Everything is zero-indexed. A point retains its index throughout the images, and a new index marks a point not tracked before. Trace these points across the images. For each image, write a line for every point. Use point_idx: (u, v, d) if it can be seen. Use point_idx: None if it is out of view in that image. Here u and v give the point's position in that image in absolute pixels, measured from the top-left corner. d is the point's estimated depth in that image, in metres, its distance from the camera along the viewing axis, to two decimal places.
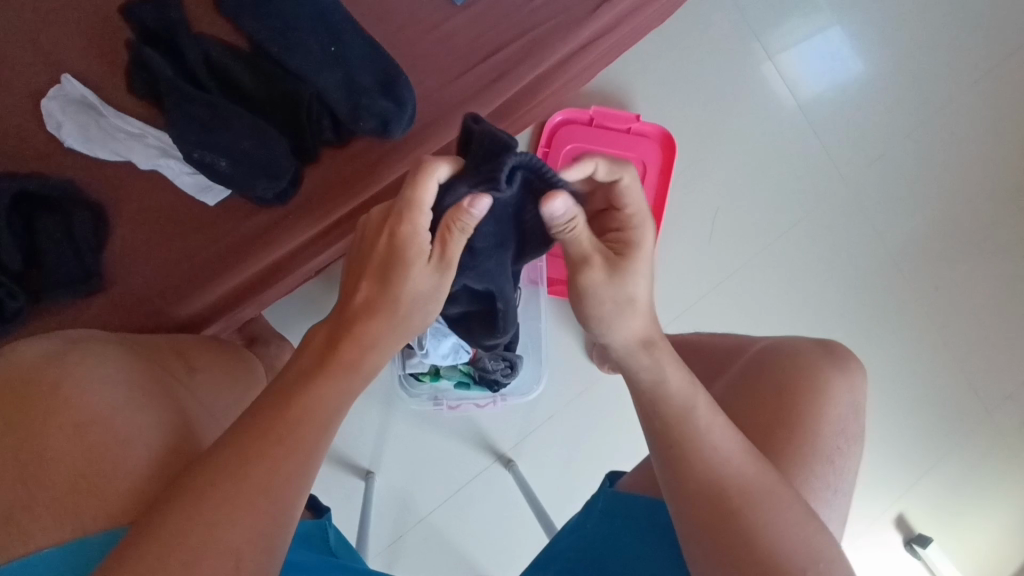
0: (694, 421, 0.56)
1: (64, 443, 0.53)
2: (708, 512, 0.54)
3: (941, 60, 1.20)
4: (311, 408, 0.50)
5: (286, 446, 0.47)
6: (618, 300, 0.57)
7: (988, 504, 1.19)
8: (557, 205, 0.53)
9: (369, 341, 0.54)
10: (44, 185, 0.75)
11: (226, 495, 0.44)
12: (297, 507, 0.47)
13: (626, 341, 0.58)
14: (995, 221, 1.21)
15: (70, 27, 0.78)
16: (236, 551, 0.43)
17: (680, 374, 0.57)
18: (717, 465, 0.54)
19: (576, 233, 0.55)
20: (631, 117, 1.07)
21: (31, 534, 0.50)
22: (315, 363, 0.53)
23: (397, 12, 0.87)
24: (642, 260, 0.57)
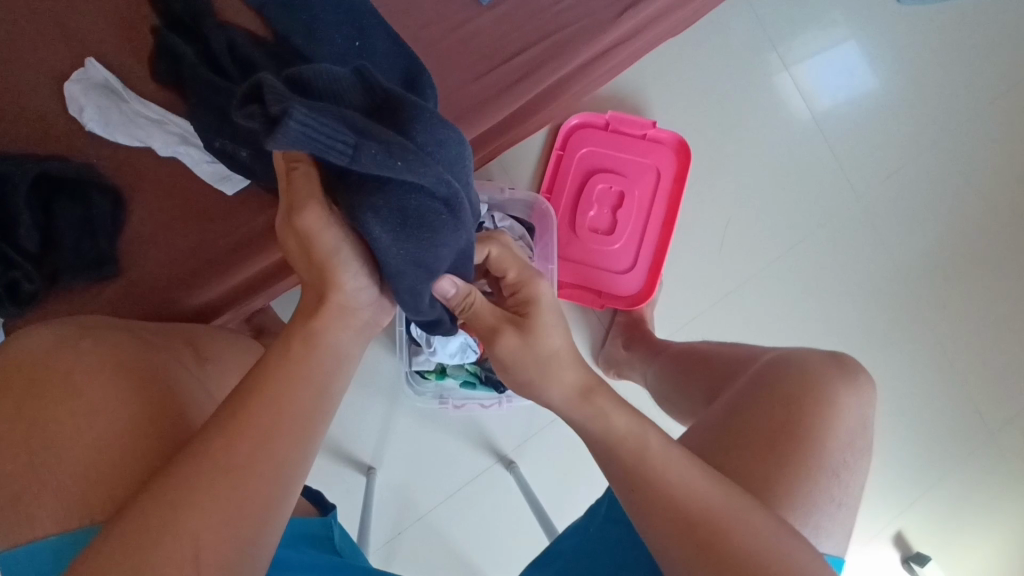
0: (650, 461, 0.55)
1: (73, 429, 0.53)
2: (684, 542, 0.52)
3: (956, 78, 1.20)
4: (281, 383, 0.50)
5: (249, 430, 0.47)
6: (543, 353, 0.59)
7: (988, 525, 1.19)
8: (446, 285, 0.60)
9: (305, 308, 0.56)
10: (64, 167, 0.74)
11: (190, 478, 0.44)
12: (268, 497, 0.46)
13: (564, 396, 0.59)
14: (1005, 241, 1.20)
15: (96, 12, 0.78)
16: (195, 538, 0.42)
17: (626, 419, 0.57)
18: (681, 494, 0.53)
19: (477, 306, 0.62)
20: (648, 123, 1.06)
21: (37, 518, 0.50)
22: (280, 348, 0.54)
23: (421, 9, 0.87)
24: (545, 309, 0.62)
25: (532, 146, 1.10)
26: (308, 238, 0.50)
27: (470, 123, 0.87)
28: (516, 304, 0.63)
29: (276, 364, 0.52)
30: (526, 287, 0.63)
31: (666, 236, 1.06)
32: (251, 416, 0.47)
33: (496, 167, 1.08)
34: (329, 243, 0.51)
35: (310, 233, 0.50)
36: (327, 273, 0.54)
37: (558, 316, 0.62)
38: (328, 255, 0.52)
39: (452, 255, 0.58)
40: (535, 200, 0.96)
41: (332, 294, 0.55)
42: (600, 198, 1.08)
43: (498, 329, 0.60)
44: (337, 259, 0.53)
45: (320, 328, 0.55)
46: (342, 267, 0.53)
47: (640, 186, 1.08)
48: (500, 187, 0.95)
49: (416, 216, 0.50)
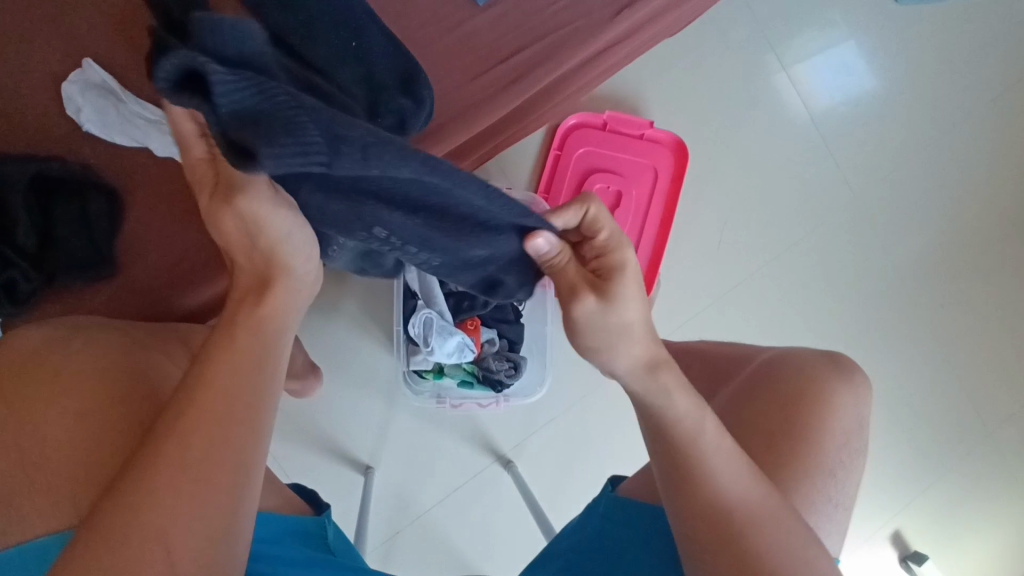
0: (702, 448, 0.54)
1: (63, 428, 0.53)
2: (708, 536, 0.53)
3: (955, 78, 1.20)
4: (230, 371, 0.49)
5: (200, 422, 0.46)
6: (615, 322, 0.54)
7: (986, 524, 1.19)
8: (537, 243, 0.56)
9: (248, 292, 0.55)
10: (61, 168, 0.75)
11: (149, 478, 0.44)
12: (232, 491, 0.46)
13: (631, 368, 0.55)
14: (1003, 241, 1.21)
15: (94, 13, 0.78)
16: (162, 537, 0.43)
17: (687, 400, 0.55)
18: (722, 488, 0.53)
19: (561, 266, 0.57)
20: (645, 123, 1.07)
21: (31, 516, 0.51)
22: (227, 335, 0.52)
23: (418, 9, 0.87)
24: (631, 279, 0.55)
25: (530, 146, 1.10)
26: (255, 221, 0.50)
27: (468, 122, 0.87)
28: (600, 269, 0.56)
29: (224, 353, 0.50)
30: (611, 253, 0.56)
31: (663, 236, 1.06)
32: (204, 410, 0.47)
33: (494, 167, 1.09)
34: (280, 226, 0.51)
35: (259, 218, 0.50)
36: (275, 258, 0.54)
37: (640, 289, 0.55)
38: (278, 236, 0.52)
39: (448, 232, 0.58)
40: (534, 200, 0.96)
41: (277, 277, 0.55)
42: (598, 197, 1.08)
43: (573, 290, 0.55)
44: (286, 244, 0.53)
45: (268, 311, 0.54)
46: (291, 251, 0.54)
47: (638, 186, 1.08)
48: (497, 187, 0.95)
49: (404, 200, 0.53)
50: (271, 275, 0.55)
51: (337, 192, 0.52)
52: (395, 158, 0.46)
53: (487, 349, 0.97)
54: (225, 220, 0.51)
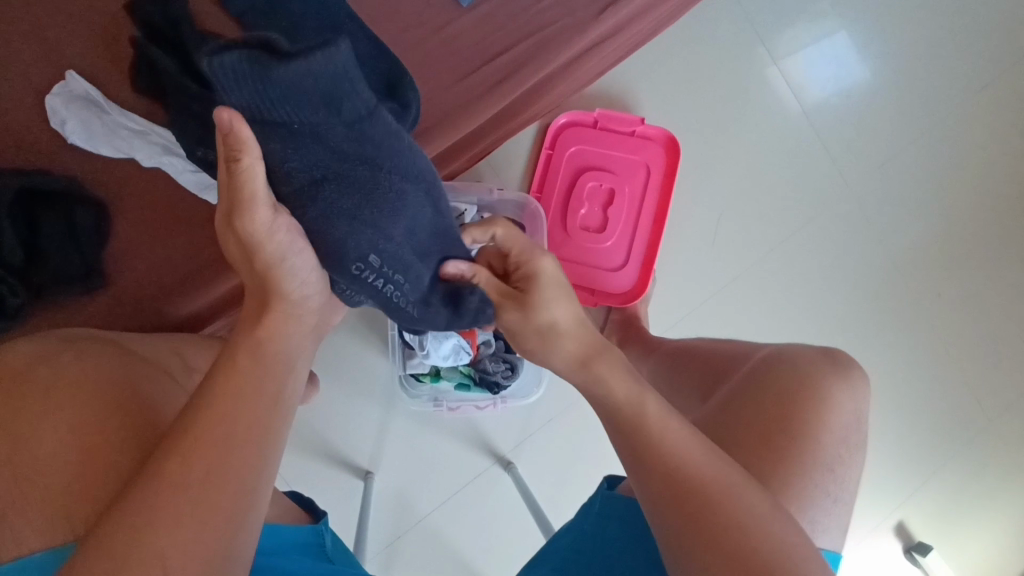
0: (649, 427, 0.54)
1: (55, 443, 0.53)
2: (672, 506, 0.52)
3: (946, 65, 1.19)
4: (233, 394, 0.49)
5: (206, 446, 0.46)
6: (538, 325, 0.59)
7: (989, 513, 1.19)
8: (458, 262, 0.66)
9: (247, 318, 0.55)
10: (49, 181, 0.75)
11: (151, 497, 0.43)
12: (233, 510, 0.46)
13: (565, 364, 0.59)
14: (999, 229, 1.20)
15: (76, 25, 0.78)
16: (162, 557, 0.42)
17: (626, 385, 0.56)
18: (676, 463, 0.53)
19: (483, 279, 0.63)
20: (636, 120, 1.06)
21: (22, 536, 0.50)
22: (232, 360, 0.52)
23: (402, 12, 0.87)
24: (546, 283, 0.59)
25: (521, 145, 1.10)
26: (253, 240, 0.51)
27: (456, 125, 0.87)
28: (520, 278, 0.61)
29: (230, 377, 0.50)
30: (528, 262, 0.61)
31: (658, 233, 1.06)
32: (208, 431, 0.47)
33: (486, 168, 1.08)
34: (275, 248, 0.52)
35: (257, 240, 0.51)
36: (273, 284, 0.54)
37: (560, 290, 0.59)
38: (273, 259, 0.53)
39: (425, 239, 0.64)
40: (526, 201, 0.96)
41: (276, 302, 0.55)
42: (591, 196, 1.08)
43: (501, 303, 0.61)
44: (284, 266, 0.54)
45: (265, 336, 0.54)
46: (288, 274, 0.54)
47: (631, 183, 1.08)
48: (489, 188, 0.95)
49: (397, 209, 0.59)
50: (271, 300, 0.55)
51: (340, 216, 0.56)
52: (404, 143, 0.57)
53: (483, 350, 0.96)
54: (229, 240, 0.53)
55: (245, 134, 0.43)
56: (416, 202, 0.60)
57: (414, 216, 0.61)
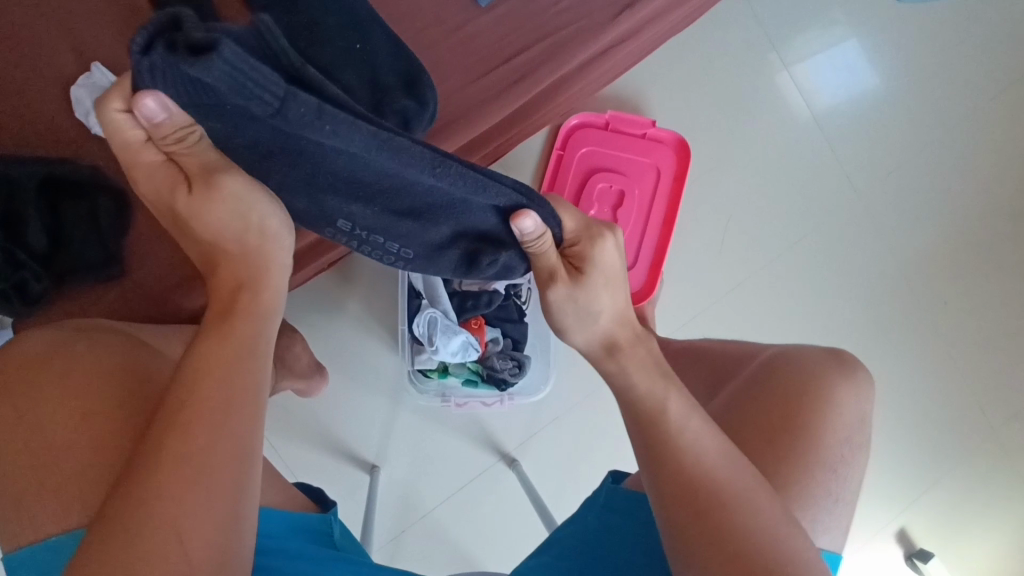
0: (667, 422, 0.56)
1: (71, 429, 0.54)
2: (680, 505, 0.53)
3: (957, 75, 1.20)
4: (223, 360, 0.50)
5: (197, 413, 0.47)
6: (582, 310, 0.59)
7: (991, 521, 1.19)
8: (522, 224, 0.55)
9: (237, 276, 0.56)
10: (73, 169, 0.76)
11: (155, 471, 0.44)
12: (239, 474, 0.47)
13: (590, 345, 0.61)
14: (1006, 239, 1.21)
15: (102, 18, 0.79)
16: (176, 525, 0.43)
17: (645, 376, 0.58)
18: (690, 462, 0.54)
19: (544, 250, 0.58)
20: (647, 122, 1.07)
21: (42, 518, 0.52)
22: (214, 328, 0.52)
23: (421, 11, 0.88)
24: (602, 271, 0.59)
25: (533, 145, 1.11)
26: (240, 200, 0.53)
27: (471, 122, 0.88)
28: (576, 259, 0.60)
29: (220, 342, 0.51)
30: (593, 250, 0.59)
31: (667, 235, 1.07)
32: (200, 396, 0.48)
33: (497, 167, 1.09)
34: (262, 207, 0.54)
35: (243, 199, 0.53)
36: (263, 248, 0.55)
37: (609, 286, 0.59)
38: (263, 222, 0.54)
39: (399, 213, 0.60)
40: None
41: (265, 258, 0.56)
42: (601, 197, 1.08)
43: (551, 276, 0.59)
44: (269, 232, 0.55)
45: (262, 286, 0.55)
46: (274, 237, 0.56)
47: (641, 185, 1.09)
48: None
49: (348, 179, 0.56)
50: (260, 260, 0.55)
51: (299, 186, 0.59)
52: (332, 136, 0.46)
53: (491, 347, 0.98)
54: (212, 218, 0.53)
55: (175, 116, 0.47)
56: (370, 178, 0.54)
57: (382, 193, 0.57)
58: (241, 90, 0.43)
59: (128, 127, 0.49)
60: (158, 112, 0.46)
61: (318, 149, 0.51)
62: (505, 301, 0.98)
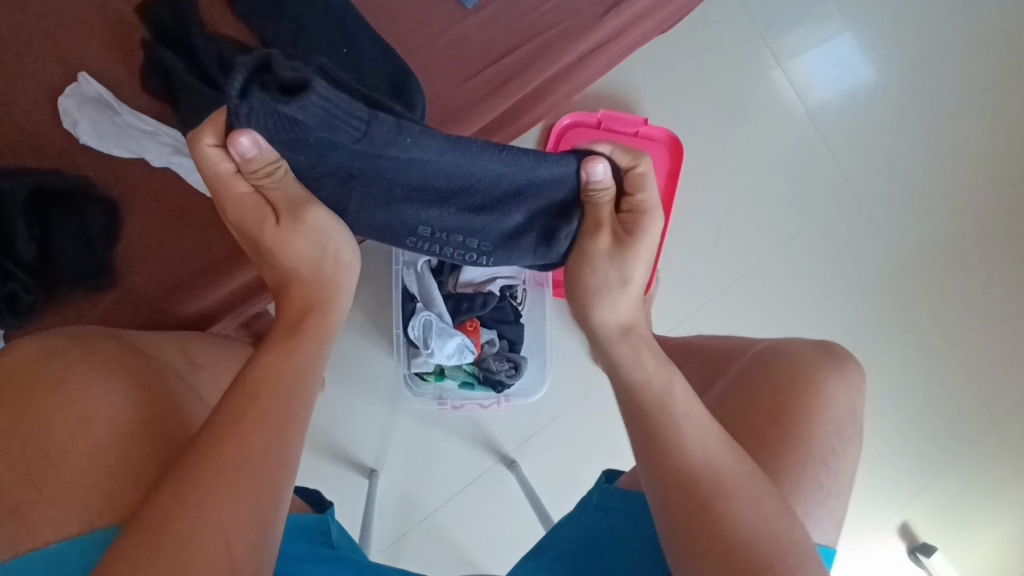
0: (667, 414, 0.55)
1: (64, 436, 0.53)
2: (682, 500, 0.52)
3: (950, 66, 1.19)
4: (288, 374, 0.52)
5: (258, 418, 0.47)
6: (614, 277, 0.62)
7: (993, 513, 1.19)
8: (594, 168, 0.59)
9: (305, 298, 0.59)
10: (59, 180, 0.76)
11: (206, 473, 0.43)
12: (285, 485, 0.46)
13: (608, 323, 0.63)
14: (1003, 229, 1.20)
15: (88, 29, 0.80)
16: (225, 531, 0.42)
17: (653, 364, 0.59)
18: (691, 451, 0.53)
19: (598, 201, 0.61)
20: (640, 121, 1.07)
21: (35, 527, 0.51)
22: (278, 342, 0.54)
23: (408, 14, 0.88)
24: (646, 249, 0.62)
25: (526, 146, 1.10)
26: (321, 233, 0.58)
27: (461, 124, 0.88)
28: (629, 220, 0.63)
29: (286, 359, 0.53)
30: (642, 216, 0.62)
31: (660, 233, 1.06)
32: (259, 404, 0.48)
33: None
34: (337, 239, 0.59)
35: (323, 231, 0.58)
36: (331, 273, 0.60)
37: (649, 256, 0.63)
38: (336, 250, 0.59)
39: (473, 209, 0.63)
40: None
41: (332, 280, 0.60)
42: None
43: (597, 226, 0.62)
44: (341, 258, 0.60)
45: (331, 307, 0.60)
46: (346, 262, 0.61)
47: None
48: None
49: (423, 181, 0.59)
50: (329, 285, 0.60)
51: (377, 205, 0.62)
52: (422, 135, 0.51)
53: (487, 349, 0.98)
54: (294, 246, 0.57)
55: (268, 156, 0.51)
56: (443, 177, 0.58)
57: (457, 189, 0.60)
58: (330, 122, 0.47)
59: (219, 160, 0.52)
60: (251, 151, 0.49)
61: (397, 162, 0.55)
62: (501, 301, 0.97)
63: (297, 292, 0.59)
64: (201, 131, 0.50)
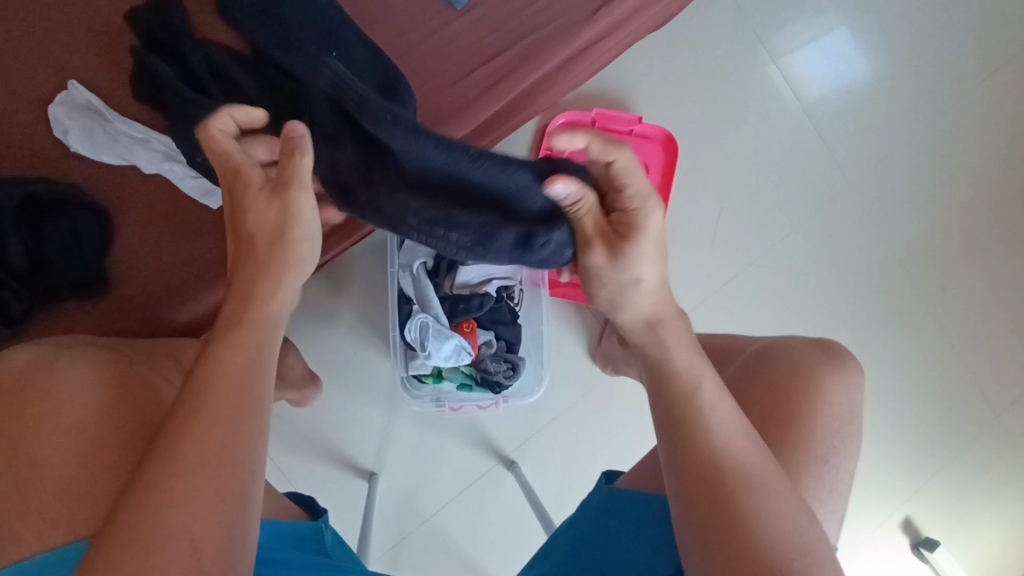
0: (699, 402, 0.54)
1: (52, 446, 0.53)
2: (704, 493, 0.52)
3: (945, 59, 1.19)
4: (239, 369, 0.48)
5: (211, 416, 0.46)
6: (625, 281, 0.58)
7: (997, 506, 1.18)
8: (559, 189, 0.58)
9: (252, 272, 0.53)
10: (49, 188, 0.76)
11: (169, 475, 0.43)
12: (252, 481, 0.46)
13: (632, 321, 0.60)
14: (1002, 221, 1.20)
15: (76, 36, 0.80)
16: (189, 534, 0.42)
17: (686, 354, 0.57)
18: (716, 444, 0.53)
19: (581, 213, 0.59)
20: (634, 119, 1.07)
21: (23, 537, 0.50)
22: (227, 329, 0.51)
23: (397, 16, 0.88)
24: (647, 239, 0.57)
25: (520, 145, 1.09)
26: (290, 212, 0.53)
27: (451, 125, 0.88)
28: (621, 220, 0.58)
29: (231, 351, 0.49)
30: (633, 210, 0.58)
31: None
32: (211, 400, 0.46)
33: None
34: (304, 225, 0.54)
35: (295, 213, 0.53)
36: (285, 252, 0.54)
37: (654, 248, 0.58)
38: (297, 233, 0.54)
39: (446, 198, 0.60)
40: None
41: (279, 259, 0.53)
42: None
43: (592, 241, 0.59)
44: (298, 244, 0.54)
45: (273, 292, 0.53)
46: (301, 250, 0.55)
47: None
48: None
49: (401, 164, 0.60)
50: (276, 261, 0.53)
51: (364, 183, 0.63)
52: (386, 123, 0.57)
53: (484, 350, 0.97)
54: (261, 217, 0.53)
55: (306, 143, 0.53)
56: (411, 151, 0.57)
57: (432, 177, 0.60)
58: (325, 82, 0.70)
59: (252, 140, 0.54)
60: (296, 134, 0.52)
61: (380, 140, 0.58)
62: (498, 303, 0.98)
63: (249, 261, 0.53)
64: (220, 116, 0.56)
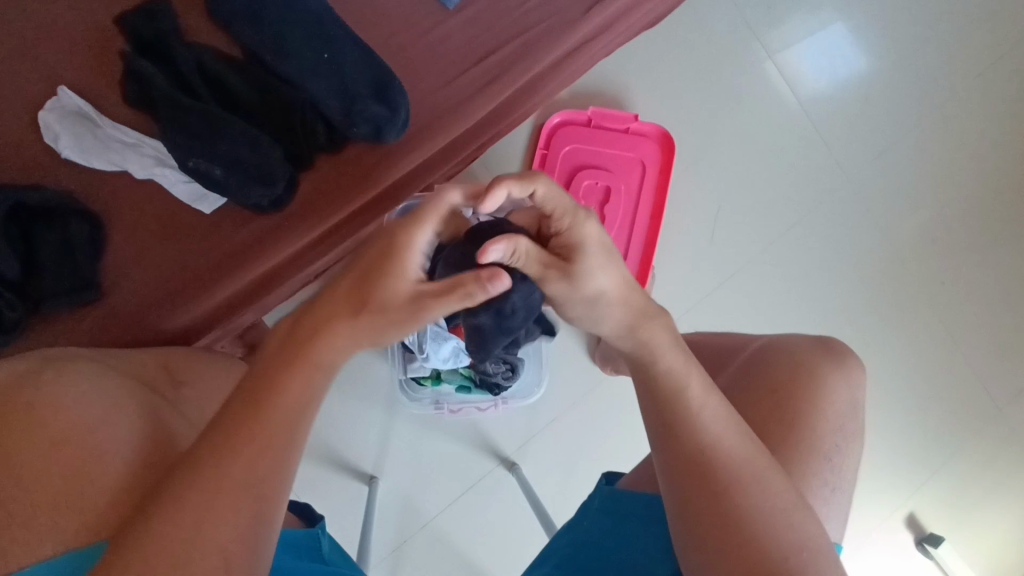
0: (687, 399, 0.52)
1: (39, 460, 0.51)
2: (695, 487, 0.51)
3: (942, 53, 1.19)
4: (294, 396, 0.46)
5: (260, 442, 0.44)
6: (587, 296, 0.52)
7: (1001, 501, 1.17)
8: (494, 252, 0.48)
9: (342, 325, 0.47)
10: (41, 196, 0.75)
11: (209, 492, 0.42)
12: (286, 492, 0.45)
13: (613, 334, 0.54)
14: (1001, 215, 1.19)
15: (66, 42, 0.79)
16: (226, 549, 0.42)
17: (673, 353, 0.53)
18: (706, 440, 0.51)
19: (523, 259, 0.51)
20: (629, 117, 1.06)
21: (12, 551, 0.48)
22: (286, 361, 0.46)
23: (390, 17, 0.88)
24: (593, 250, 0.52)
25: (516, 145, 1.09)
26: (408, 314, 0.46)
27: (445, 125, 0.87)
28: (562, 246, 0.52)
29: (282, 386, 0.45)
30: (572, 228, 0.52)
31: (653, 230, 1.05)
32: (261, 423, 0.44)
33: (481, 168, 1.07)
34: (404, 326, 0.47)
35: (406, 316, 0.46)
36: (384, 324, 0.47)
37: (605, 255, 0.52)
38: (393, 322, 0.47)
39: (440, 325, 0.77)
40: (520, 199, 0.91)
41: (370, 326, 0.47)
42: (588, 193, 1.07)
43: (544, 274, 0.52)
44: (390, 333, 0.47)
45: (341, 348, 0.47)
46: (389, 336, 0.48)
47: (626, 179, 1.07)
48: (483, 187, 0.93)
49: None
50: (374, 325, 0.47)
51: None
52: None
53: None
54: (389, 296, 0.46)
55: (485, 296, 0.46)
56: None
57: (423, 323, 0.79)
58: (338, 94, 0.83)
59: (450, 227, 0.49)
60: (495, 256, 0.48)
61: None
62: None
63: (344, 308, 0.47)
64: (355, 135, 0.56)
